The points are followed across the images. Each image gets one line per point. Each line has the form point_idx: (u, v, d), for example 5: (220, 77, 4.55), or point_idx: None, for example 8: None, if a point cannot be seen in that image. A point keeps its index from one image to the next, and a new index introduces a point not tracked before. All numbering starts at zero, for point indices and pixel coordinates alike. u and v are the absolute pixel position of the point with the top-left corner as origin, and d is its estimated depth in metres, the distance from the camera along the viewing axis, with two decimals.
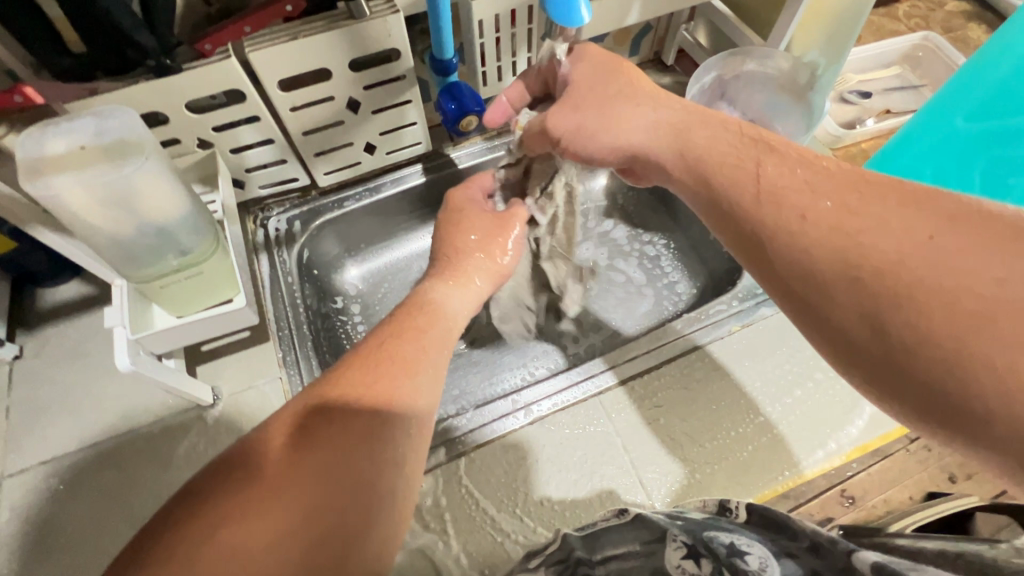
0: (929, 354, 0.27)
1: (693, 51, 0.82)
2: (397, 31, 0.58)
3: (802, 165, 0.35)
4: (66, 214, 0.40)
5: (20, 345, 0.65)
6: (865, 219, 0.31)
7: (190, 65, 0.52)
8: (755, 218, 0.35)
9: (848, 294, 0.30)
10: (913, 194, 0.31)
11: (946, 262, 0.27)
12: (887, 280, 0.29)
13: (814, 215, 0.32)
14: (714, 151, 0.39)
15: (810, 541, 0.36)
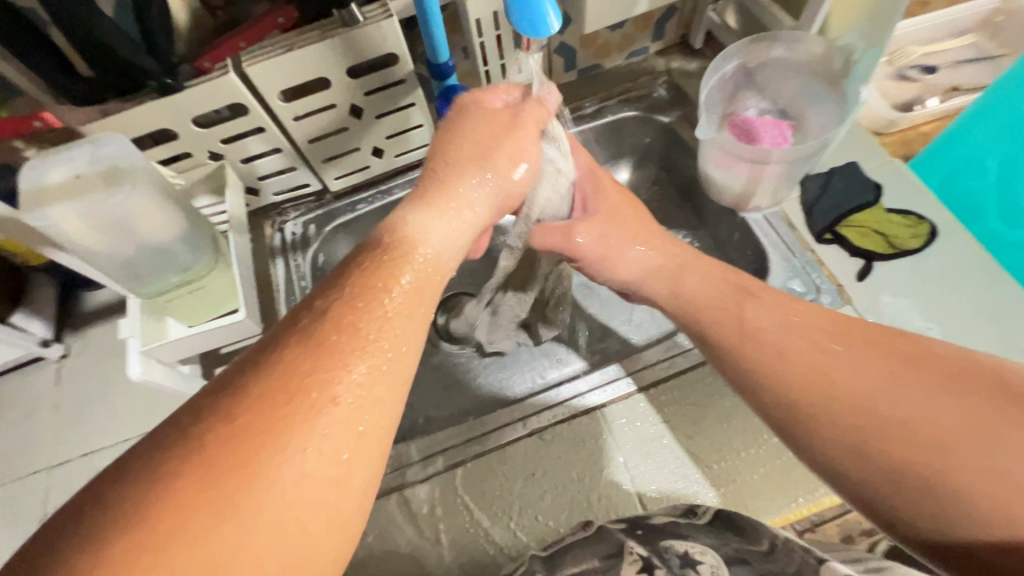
0: (913, 480, 0.36)
1: (722, 33, 0.75)
2: (393, 36, 0.56)
3: (775, 311, 0.47)
4: (66, 240, 0.44)
5: (66, 345, 0.70)
6: (839, 367, 0.41)
7: (190, 82, 0.54)
8: (745, 357, 0.47)
9: (832, 436, 0.40)
10: (866, 339, 0.42)
11: (901, 400, 0.37)
12: (861, 416, 0.39)
13: (791, 356, 0.44)
14: (700, 294, 0.52)
15: (770, 543, 0.39)
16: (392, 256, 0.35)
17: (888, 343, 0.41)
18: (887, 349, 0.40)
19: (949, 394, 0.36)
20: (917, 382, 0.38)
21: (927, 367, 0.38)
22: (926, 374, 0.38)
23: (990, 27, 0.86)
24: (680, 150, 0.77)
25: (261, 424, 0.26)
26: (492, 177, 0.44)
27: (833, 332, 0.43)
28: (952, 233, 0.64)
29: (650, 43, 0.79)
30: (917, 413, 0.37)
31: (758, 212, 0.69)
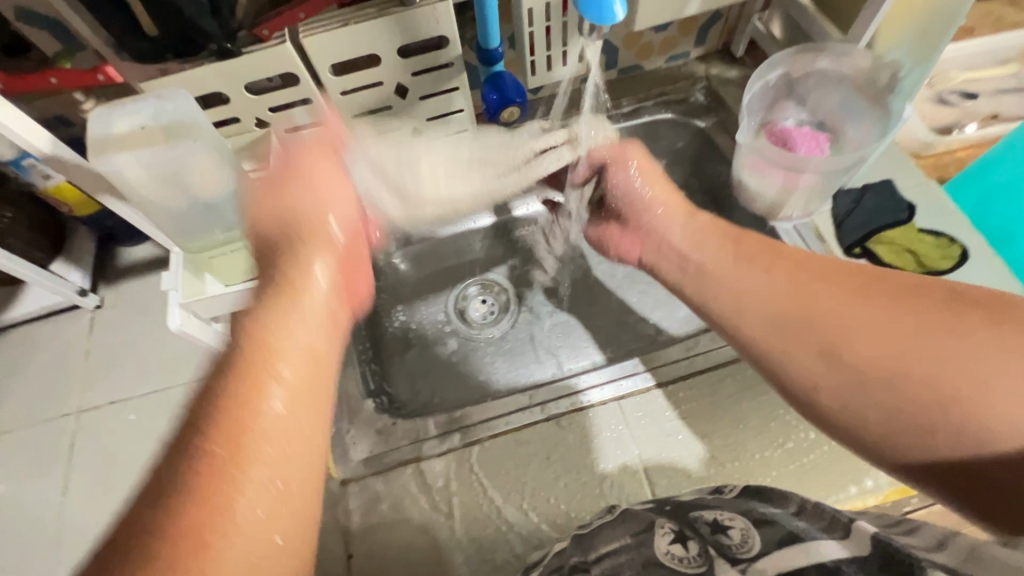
0: (907, 412, 0.35)
1: (765, 43, 0.76)
2: (446, 19, 0.58)
3: (766, 250, 0.48)
4: (127, 188, 0.45)
5: (101, 297, 0.72)
6: (809, 290, 0.43)
7: (249, 48, 0.55)
8: (730, 286, 0.48)
9: (811, 364, 0.41)
10: (833, 268, 0.43)
11: (864, 312, 0.39)
12: (841, 349, 0.39)
13: (768, 283, 0.45)
14: (696, 236, 0.53)
15: (798, 506, 0.39)
16: (278, 255, 0.43)
17: (850, 267, 0.43)
18: (852, 272, 0.42)
19: (910, 302, 0.38)
20: (888, 298, 0.39)
21: (886, 289, 0.39)
22: (885, 290, 0.39)
23: None
24: (713, 155, 0.78)
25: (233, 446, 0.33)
26: (318, 271, 0.43)
27: (805, 261, 0.45)
28: (982, 259, 0.64)
29: (692, 48, 0.79)
30: (878, 327, 0.38)
31: (790, 223, 0.69)
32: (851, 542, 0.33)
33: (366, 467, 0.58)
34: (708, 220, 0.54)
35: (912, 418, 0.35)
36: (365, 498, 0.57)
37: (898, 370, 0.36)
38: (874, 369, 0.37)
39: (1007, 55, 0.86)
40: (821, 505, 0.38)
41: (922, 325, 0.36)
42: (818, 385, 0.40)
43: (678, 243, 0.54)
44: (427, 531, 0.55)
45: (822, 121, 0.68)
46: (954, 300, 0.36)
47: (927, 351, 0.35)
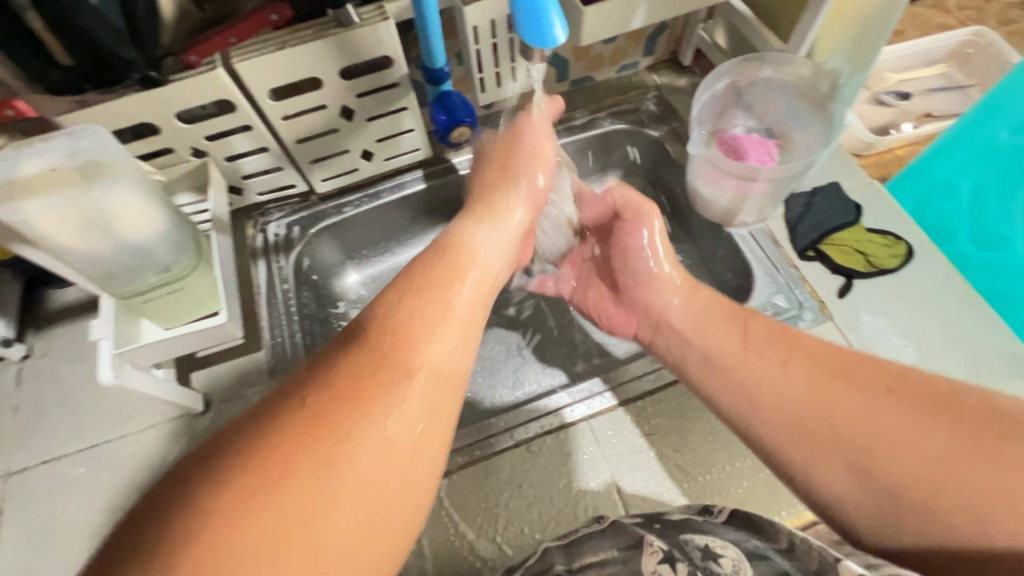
0: (941, 535, 0.37)
1: (710, 52, 0.77)
2: (388, 38, 0.56)
3: (783, 354, 0.48)
4: (40, 236, 0.41)
5: (29, 346, 0.67)
6: (834, 402, 0.43)
7: (177, 76, 0.52)
8: (772, 446, 0.46)
9: (842, 480, 0.41)
10: (853, 372, 0.44)
11: (891, 427, 0.40)
12: (874, 464, 0.40)
13: (790, 399, 0.46)
14: (725, 344, 0.52)
15: (787, 542, 0.37)
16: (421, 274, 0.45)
17: (867, 373, 0.43)
18: (873, 377, 0.43)
19: (939, 424, 0.38)
20: (917, 413, 0.40)
21: (914, 406, 0.40)
22: (912, 406, 0.40)
23: (960, 57, 0.90)
24: (668, 164, 0.78)
25: (328, 441, 0.32)
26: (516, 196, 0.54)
27: (819, 362, 0.46)
28: (926, 257, 0.66)
29: (641, 58, 0.80)
30: (904, 452, 0.39)
31: (745, 230, 0.70)
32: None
33: None
34: (716, 300, 0.56)
35: (946, 528, 0.36)
36: None
37: (930, 495, 0.37)
38: (902, 492, 0.38)
39: (934, 56, 0.90)
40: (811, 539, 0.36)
41: (952, 453, 0.37)
42: (849, 500, 0.41)
43: (683, 320, 0.55)
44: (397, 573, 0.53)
45: (770, 127, 0.69)
46: (980, 425, 0.37)
47: (967, 485, 0.36)
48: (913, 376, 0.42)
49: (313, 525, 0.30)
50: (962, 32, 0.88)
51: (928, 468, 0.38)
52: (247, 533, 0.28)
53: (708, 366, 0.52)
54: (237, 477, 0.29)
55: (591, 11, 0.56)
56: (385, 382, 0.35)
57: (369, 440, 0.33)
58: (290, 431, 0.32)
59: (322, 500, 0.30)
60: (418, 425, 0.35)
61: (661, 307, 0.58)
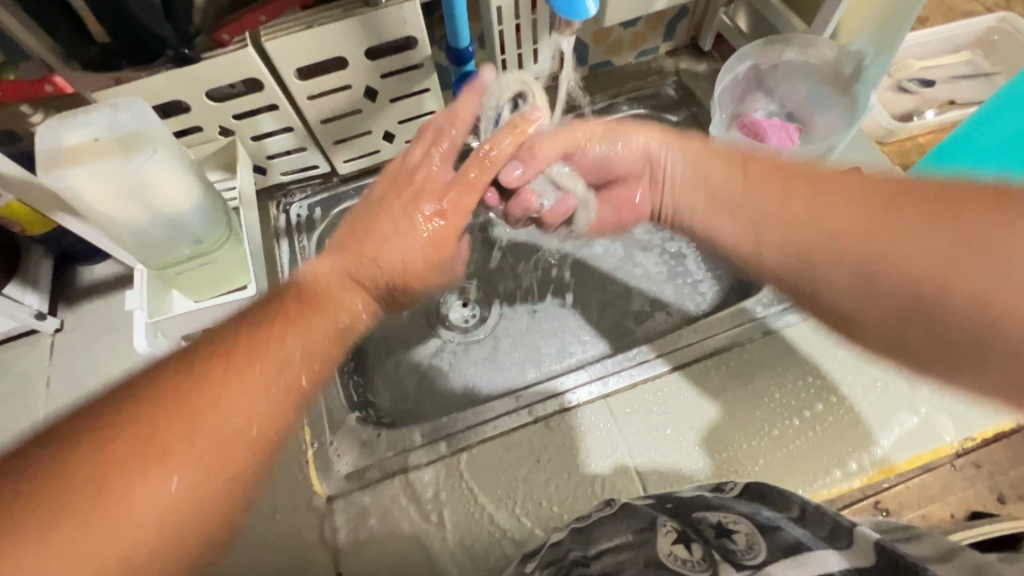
0: (944, 313, 0.37)
1: (732, 37, 0.77)
2: (413, 18, 0.56)
3: (776, 174, 0.48)
4: (82, 205, 0.43)
5: (61, 320, 0.69)
6: (832, 218, 0.42)
7: (208, 54, 0.53)
8: (772, 266, 0.47)
9: (847, 296, 0.42)
10: (853, 184, 0.43)
11: (878, 229, 0.40)
12: (873, 263, 0.40)
13: (780, 215, 0.46)
14: (720, 181, 0.51)
15: (800, 510, 0.40)
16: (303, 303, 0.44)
17: (863, 182, 0.42)
18: (873, 189, 0.42)
19: (941, 214, 0.37)
20: (910, 204, 0.39)
21: (912, 206, 0.39)
22: (912, 203, 0.39)
23: (986, 45, 0.89)
24: None
25: (171, 425, 0.33)
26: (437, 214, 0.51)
27: (815, 182, 0.45)
28: None
29: (661, 43, 0.80)
30: (901, 247, 0.38)
31: None
32: (859, 552, 0.34)
33: (352, 481, 0.57)
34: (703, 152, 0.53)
35: (936, 308, 0.37)
36: (352, 512, 0.56)
37: (934, 284, 0.37)
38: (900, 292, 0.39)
39: (959, 43, 0.89)
40: (824, 508, 0.39)
41: (948, 238, 0.37)
42: (851, 298, 0.41)
43: (683, 171, 0.54)
44: (418, 541, 0.54)
45: (790, 112, 0.69)
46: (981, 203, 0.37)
47: (972, 276, 0.36)
48: (914, 180, 0.40)
49: (129, 510, 0.31)
50: (988, 18, 0.86)
51: (926, 261, 0.37)
52: (95, 497, 0.30)
53: (731, 215, 0.50)
54: (85, 448, 0.31)
55: None
56: (202, 387, 0.35)
57: (227, 419, 0.35)
58: (150, 409, 0.33)
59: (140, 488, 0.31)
60: (222, 420, 0.35)
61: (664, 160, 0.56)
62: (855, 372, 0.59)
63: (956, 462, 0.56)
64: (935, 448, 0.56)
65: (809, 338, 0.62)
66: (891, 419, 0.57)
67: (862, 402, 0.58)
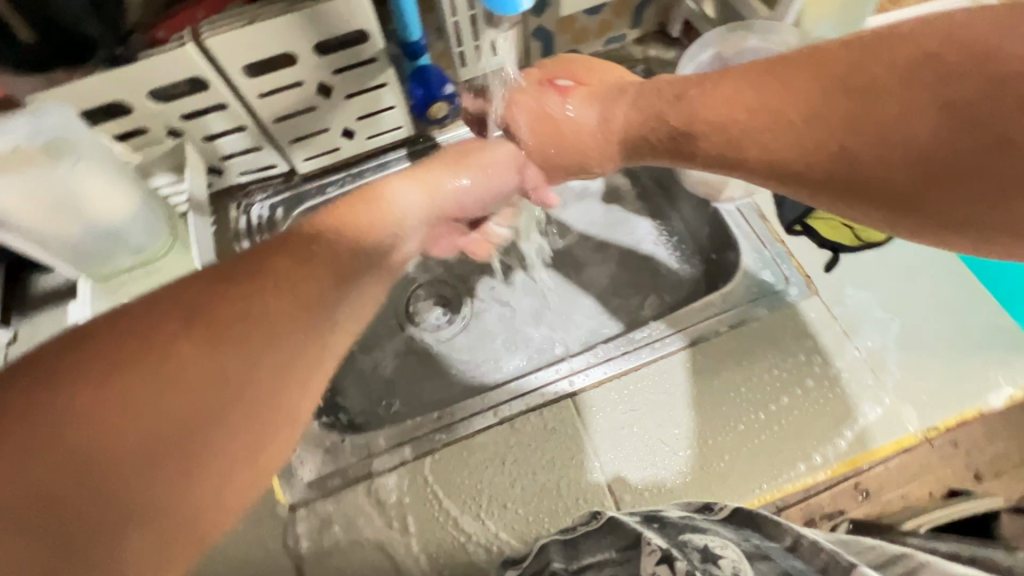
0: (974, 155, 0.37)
1: (699, 23, 0.75)
2: (362, 11, 0.54)
3: (745, 82, 0.47)
4: (7, 215, 0.41)
5: (14, 330, 0.67)
6: (842, 113, 0.41)
7: (145, 53, 0.51)
8: (801, 164, 0.43)
9: (866, 192, 0.41)
10: (867, 77, 0.41)
11: (876, 106, 0.40)
12: (890, 136, 0.39)
13: (775, 128, 0.44)
14: (692, 100, 0.50)
15: (792, 540, 0.38)
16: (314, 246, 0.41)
17: (828, 61, 0.43)
18: (865, 54, 0.42)
19: (983, 92, 0.36)
20: (904, 67, 0.40)
21: (922, 96, 0.38)
22: (929, 97, 0.38)
23: None
24: None
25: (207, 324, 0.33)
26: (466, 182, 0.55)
27: (787, 73, 0.45)
28: None
29: (629, 30, 0.78)
30: (907, 94, 0.39)
31: (734, 206, 0.69)
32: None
33: (314, 489, 0.56)
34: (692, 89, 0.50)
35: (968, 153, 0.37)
36: (315, 522, 0.55)
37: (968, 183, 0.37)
38: (941, 180, 0.38)
39: None
40: (816, 541, 0.37)
41: (982, 117, 0.36)
42: (881, 170, 0.40)
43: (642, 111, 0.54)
44: (382, 548, 0.53)
45: None
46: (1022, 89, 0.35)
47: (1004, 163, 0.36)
48: (933, 48, 0.39)
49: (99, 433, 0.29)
50: None
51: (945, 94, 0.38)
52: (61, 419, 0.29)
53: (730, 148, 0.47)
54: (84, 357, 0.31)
55: None
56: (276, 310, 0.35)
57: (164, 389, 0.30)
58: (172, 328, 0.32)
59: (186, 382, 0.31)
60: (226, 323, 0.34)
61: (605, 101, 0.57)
62: (822, 364, 0.59)
63: (938, 444, 0.57)
64: (899, 440, 0.56)
65: (778, 330, 0.61)
66: (856, 410, 0.57)
67: (830, 393, 0.58)
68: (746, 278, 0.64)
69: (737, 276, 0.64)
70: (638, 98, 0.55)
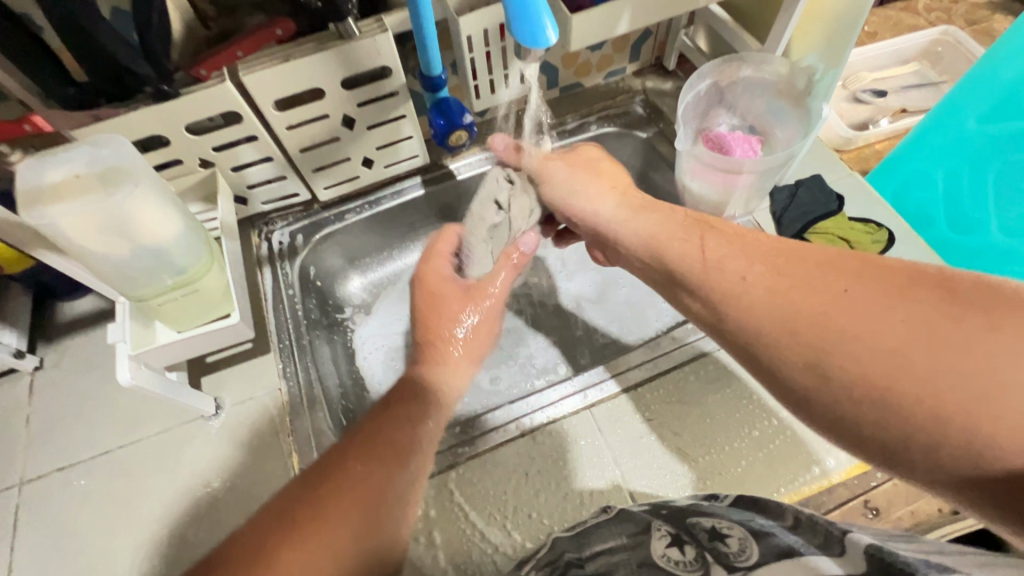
0: (951, 402, 0.32)
1: (693, 56, 0.81)
2: (387, 49, 0.59)
3: (732, 240, 0.46)
4: (65, 240, 0.43)
5: (41, 357, 0.68)
6: (802, 288, 0.40)
7: (187, 90, 0.55)
8: (754, 334, 0.41)
9: (791, 351, 0.39)
10: (825, 258, 0.41)
11: (859, 310, 0.36)
12: (837, 338, 0.36)
13: (750, 278, 0.42)
14: (665, 230, 0.52)
15: (793, 519, 0.40)
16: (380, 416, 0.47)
17: (814, 254, 0.42)
18: (843, 258, 0.40)
19: (904, 296, 0.36)
20: (872, 281, 0.37)
21: (880, 279, 0.37)
22: (873, 287, 0.37)
23: (932, 56, 0.94)
24: (657, 164, 0.81)
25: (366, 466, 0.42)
26: (463, 338, 0.57)
27: (768, 243, 0.45)
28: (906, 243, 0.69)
29: (627, 64, 0.83)
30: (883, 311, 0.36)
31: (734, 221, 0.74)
32: (849, 558, 0.33)
33: None
34: (675, 217, 0.53)
35: (933, 395, 0.33)
36: None
37: (883, 376, 0.34)
38: (867, 365, 0.35)
39: (907, 55, 0.94)
40: (815, 518, 0.39)
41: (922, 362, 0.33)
42: (844, 372, 0.36)
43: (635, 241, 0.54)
44: (409, 562, 0.54)
45: (751, 124, 0.73)
46: (949, 308, 0.34)
47: (919, 359, 0.34)
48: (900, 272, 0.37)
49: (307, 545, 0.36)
50: (931, 31, 0.92)
51: (919, 326, 0.34)
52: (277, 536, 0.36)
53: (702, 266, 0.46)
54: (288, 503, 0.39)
55: (579, 19, 0.58)
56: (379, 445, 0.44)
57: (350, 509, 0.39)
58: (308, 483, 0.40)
59: (324, 530, 0.37)
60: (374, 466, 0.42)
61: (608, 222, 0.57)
62: None
63: None
64: None
65: None
66: None
67: None
68: None
69: None
70: (638, 205, 0.56)
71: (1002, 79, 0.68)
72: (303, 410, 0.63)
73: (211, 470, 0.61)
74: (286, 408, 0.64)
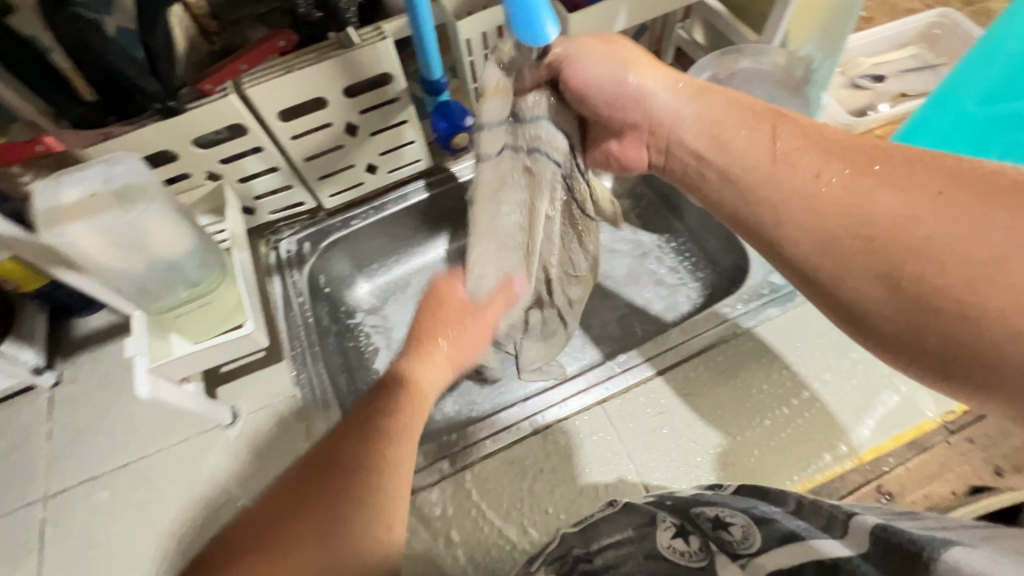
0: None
1: (691, 50, 0.81)
2: (387, 56, 0.60)
3: (815, 138, 0.42)
4: (84, 258, 0.44)
5: (59, 373, 0.69)
6: (872, 190, 0.37)
7: (193, 104, 0.55)
8: (808, 245, 0.39)
9: (860, 257, 0.37)
10: (908, 157, 0.38)
11: (935, 213, 0.34)
12: (898, 240, 0.35)
13: (826, 175, 0.39)
14: (729, 120, 0.45)
15: (796, 504, 0.39)
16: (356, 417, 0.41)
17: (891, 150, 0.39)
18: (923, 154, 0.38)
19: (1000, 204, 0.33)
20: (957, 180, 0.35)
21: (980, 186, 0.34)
22: (967, 194, 0.34)
23: (930, 38, 0.94)
24: None
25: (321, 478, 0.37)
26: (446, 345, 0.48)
27: (838, 139, 0.41)
28: None
29: None
30: (962, 216, 0.33)
31: None
32: (851, 540, 0.33)
33: None
34: (735, 99, 0.46)
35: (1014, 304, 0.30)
36: None
37: (965, 287, 0.32)
38: (950, 274, 0.32)
39: (905, 39, 0.94)
40: (819, 502, 0.38)
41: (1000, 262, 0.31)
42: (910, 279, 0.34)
43: (698, 140, 0.46)
44: (430, 559, 0.55)
45: None
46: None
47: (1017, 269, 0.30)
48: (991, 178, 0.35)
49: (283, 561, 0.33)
50: (928, 15, 0.92)
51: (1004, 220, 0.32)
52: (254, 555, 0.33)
53: (771, 158, 0.42)
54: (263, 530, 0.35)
55: (576, 18, 0.59)
56: (325, 507, 0.35)
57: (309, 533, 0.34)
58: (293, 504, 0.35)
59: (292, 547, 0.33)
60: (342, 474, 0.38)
61: (670, 120, 0.48)
62: (836, 358, 0.62)
63: (951, 439, 0.58)
64: (916, 426, 0.58)
65: (791, 329, 0.65)
66: (877, 399, 0.60)
67: (850, 384, 0.61)
68: (757, 282, 0.68)
69: (746, 280, 0.68)
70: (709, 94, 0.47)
71: (1000, 59, 0.67)
72: (315, 403, 0.64)
73: (230, 476, 0.62)
74: (301, 415, 0.65)
